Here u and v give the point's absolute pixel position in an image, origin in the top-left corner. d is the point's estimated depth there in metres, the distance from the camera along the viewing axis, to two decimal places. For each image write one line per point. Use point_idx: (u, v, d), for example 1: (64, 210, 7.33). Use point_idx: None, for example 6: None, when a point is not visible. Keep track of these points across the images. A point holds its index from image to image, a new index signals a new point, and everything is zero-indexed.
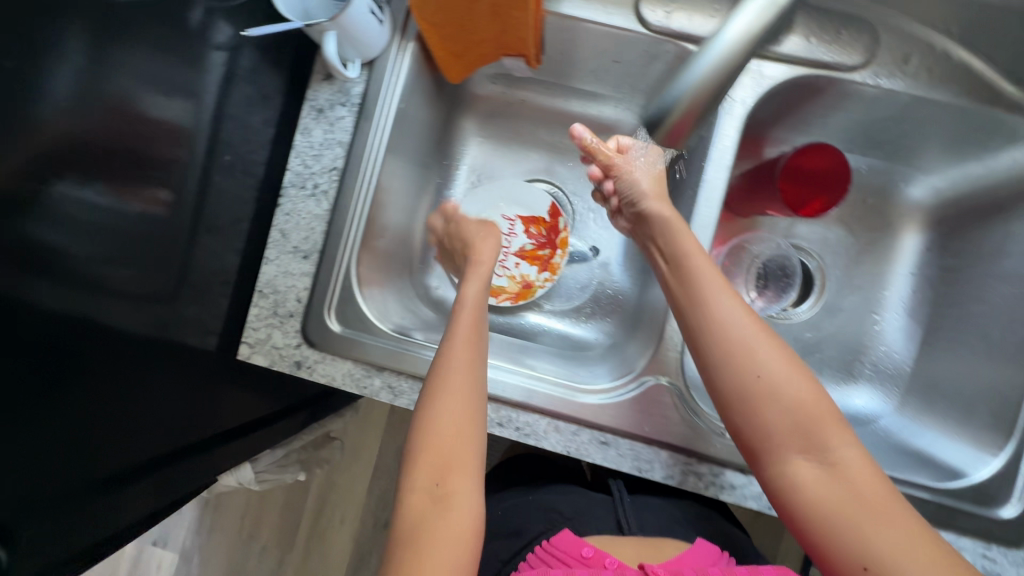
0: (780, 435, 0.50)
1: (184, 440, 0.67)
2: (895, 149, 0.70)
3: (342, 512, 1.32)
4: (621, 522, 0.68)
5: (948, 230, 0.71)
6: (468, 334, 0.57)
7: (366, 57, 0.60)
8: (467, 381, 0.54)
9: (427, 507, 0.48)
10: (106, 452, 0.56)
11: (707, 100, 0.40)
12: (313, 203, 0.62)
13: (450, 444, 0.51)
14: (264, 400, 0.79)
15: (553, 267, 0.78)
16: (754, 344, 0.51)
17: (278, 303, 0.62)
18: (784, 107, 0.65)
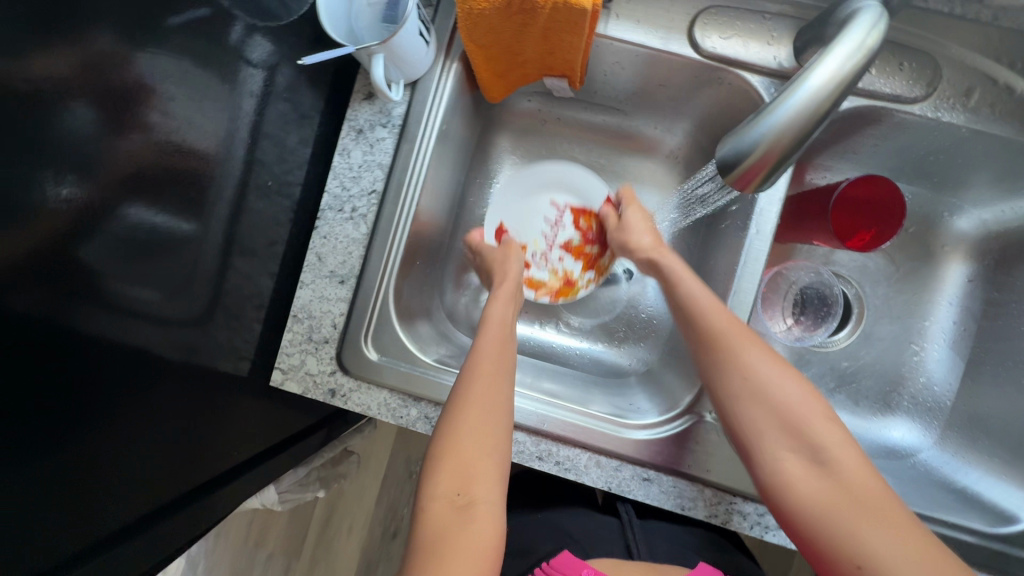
0: (768, 434, 0.49)
1: (206, 472, 0.65)
2: (942, 179, 0.68)
3: (351, 521, 1.31)
4: (632, 547, 0.66)
5: (993, 263, 0.70)
6: (496, 356, 0.57)
7: (410, 77, 0.58)
8: (489, 401, 0.52)
9: (449, 518, 0.45)
10: (122, 476, 0.55)
11: (789, 144, 0.37)
12: (351, 226, 0.60)
13: (472, 450, 0.49)
14: (289, 419, 0.77)
15: (599, 267, 0.72)
16: (737, 345, 0.52)
17: (313, 328, 0.60)
18: (835, 135, 0.64)
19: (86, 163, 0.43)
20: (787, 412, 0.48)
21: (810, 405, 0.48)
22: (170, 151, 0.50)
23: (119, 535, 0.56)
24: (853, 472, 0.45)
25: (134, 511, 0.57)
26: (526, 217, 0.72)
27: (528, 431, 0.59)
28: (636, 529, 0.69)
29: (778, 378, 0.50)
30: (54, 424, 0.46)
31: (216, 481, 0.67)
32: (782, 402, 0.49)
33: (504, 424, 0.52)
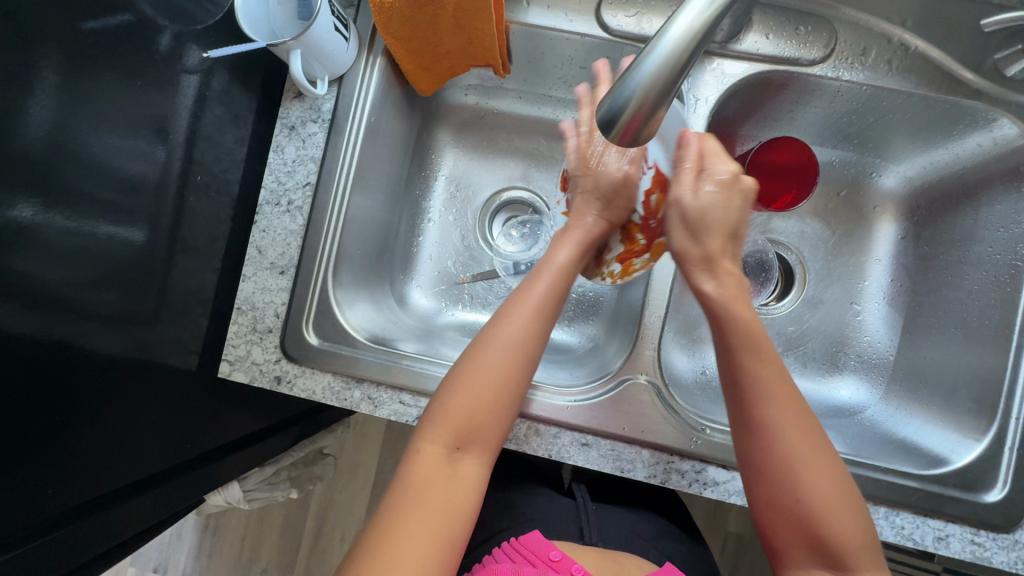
0: (781, 521, 0.48)
1: (174, 460, 0.67)
2: (863, 140, 0.71)
3: (342, 531, 1.31)
4: (583, 528, 0.67)
5: (922, 218, 0.71)
6: (524, 329, 0.53)
7: (334, 73, 0.61)
8: (508, 372, 0.51)
9: (437, 467, 0.49)
10: (86, 472, 0.57)
11: (660, 97, 0.40)
12: (288, 218, 0.63)
13: (477, 419, 0.51)
14: (256, 419, 0.78)
15: (627, 267, 0.62)
16: (778, 423, 0.48)
17: (256, 319, 0.62)
18: (748, 105, 0.66)
19: (26, 169, 0.46)
20: (815, 510, 0.46)
21: (839, 504, 0.46)
22: (103, 152, 0.52)
23: (87, 519, 0.58)
24: (860, 564, 0.46)
25: (102, 494, 0.59)
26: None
27: None
28: (590, 513, 0.70)
29: (813, 475, 0.47)
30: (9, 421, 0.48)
31: (188, 466, 0.69)
32: (810, 494, 0.47)
33: (518, 394, 0.52)
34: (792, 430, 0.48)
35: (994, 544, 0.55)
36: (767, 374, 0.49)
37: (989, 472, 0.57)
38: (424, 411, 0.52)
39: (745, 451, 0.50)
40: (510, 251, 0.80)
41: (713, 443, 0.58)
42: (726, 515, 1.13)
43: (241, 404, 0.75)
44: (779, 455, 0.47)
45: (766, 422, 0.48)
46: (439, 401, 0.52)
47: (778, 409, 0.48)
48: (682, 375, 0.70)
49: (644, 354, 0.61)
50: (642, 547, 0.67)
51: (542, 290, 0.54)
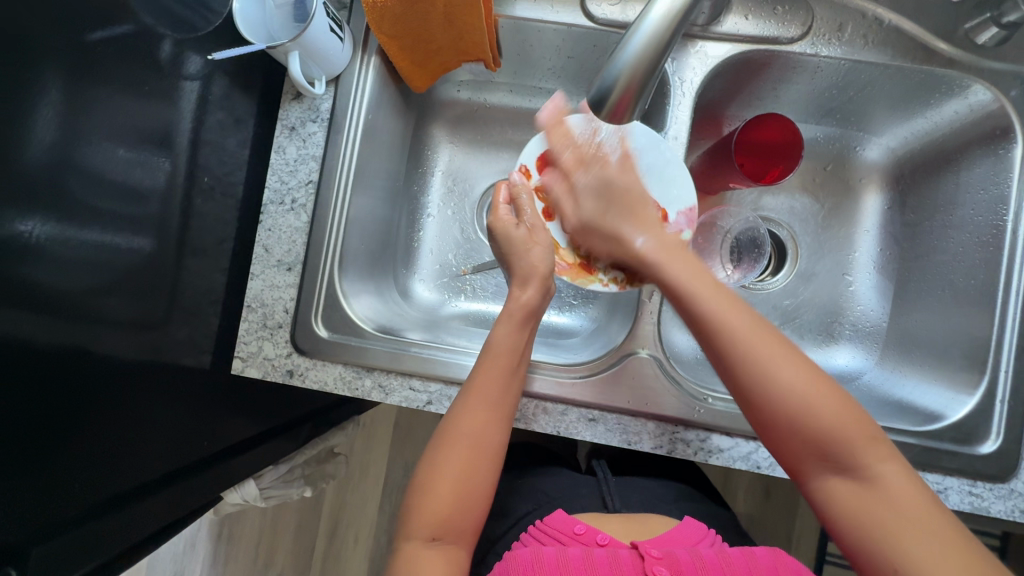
0: (776, 431, 0.49)
1: (195, 457, 0.68)
2: (845, 115, 0.73)
3: (357, 531, 1.33)
4: (606, 498, 0.69)
5: (906, 186, 0.73)
6: (477, 413, 0.56)
7: (331, 73, 0.63)
8: (467, 460, 0.54)
9: (423, 561, 0.51)
10: (109, 471, 0.59)
11: (645, 76, 0.42)
12: (292, 216, 0.65)
13: (448, 506, 0.53)
14: (274, 416, 0.79)
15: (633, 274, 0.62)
16: (738, 335, 0.50)
17: (267, 315, 0.64)
18: (732, 85, 0.68)
19: (34, 176, 0.48)
20: (801, 412, 0.47)
21: (820, 398, 0.47)
22: (109, 159, 0.54)
23: (115, 515, 0.61)
24: (866, 457, 0.46)
25: (124, 493, 0.61)
26: None
27: None
28: (611, 485, 0.72)
29: (786, 372, 0.48)
30: (29, 424, 0.51)
31: (212, 461, 0.71)
32: (790, 395, 0.48)
33: (488, 471, 0.55)
34: (750, 337, 0.49)
35: (990, 494, 0.57)
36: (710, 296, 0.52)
37: (983, 425, 0.58)
38: (400, 510, 0.55)
39: (723, 371, 0.51)
40: None
41: (715, 411, 0.60)
42: (735, 493, 1.15)
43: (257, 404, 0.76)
44: (740, 366, 0.49)
45: (726, 335, 0.50)
46: (416, 497, 0.54)
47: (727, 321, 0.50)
48: (683, 352, 0.73)
49: (646, 329, 0.63)
50: (664, 510, 0.69)
51: (487, 378, 0.57)
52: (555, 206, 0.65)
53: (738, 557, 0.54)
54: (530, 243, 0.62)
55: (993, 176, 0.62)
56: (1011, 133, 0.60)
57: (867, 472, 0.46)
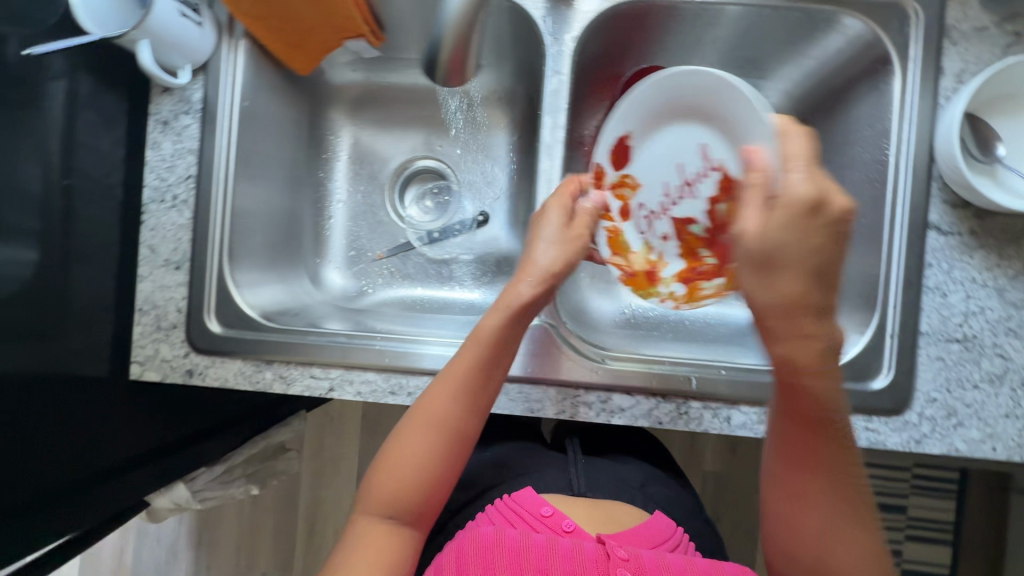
0: (793, 537, 0.49)
1: (123, 453, 0.65)
2: (739, 63, 0.72)
3: (334, 524, 1.33)
4: (571, 479, 0.68)
5: (806, 130, 0.73)
6: (450, 415, 0.55)
7: (195, 61, 0.61)
8: (438, 460, 0.55)
9: (372, 535, 0.53)
10: (18, 467, 0.55)
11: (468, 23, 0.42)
12: (175, 213, 0.63)
13: (405, 491, 0.54)
14: (212, 408, 0.76)
15: (697, 287, 0.64)
16: (834, 469, 0.48)
17: (160, 317, 0.63)
18: (618, 42, 0.67)
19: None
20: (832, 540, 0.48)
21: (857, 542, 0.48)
22: None
23: (30, 513, 0.57)
24: None
25: (50, 496, 0.58)
26: (659, 159, 0.65)
27: (377, 370, 0.62)
28: (579, 465, 0.71)
29: (847, 514, 0.48)
30: None
31: (143, 458, 0.67)
32: (832, 528, 0.48)
33: (450, 470, 0.56)
34: (843, 476, 0.48)
35: (887, 428, 0.58)
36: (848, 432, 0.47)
37: (875, 359, 0.59)
38: (364, 476, 0.56)
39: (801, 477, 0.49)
40: (421, 220, 0.82)
41: (614, 372, 0.60)
42: (703, 453, 1.17)
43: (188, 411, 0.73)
44: (818, 489, 0.48)
45: (830, 464, 0.48)
46: (371, 481, 0.55)
47: (835, 456, 0.48)
48: (604, 315, 0.73)
49: None
50: (630, 494, 0.69)
51: (469, 400, 0.55)
52: (629, 207, 0.67)
53: (705, 566, 0.54)
54: (566, 233, 0.58)
55: (875, 111, 0.61)
56: (889, 65, 0.59)
57: None
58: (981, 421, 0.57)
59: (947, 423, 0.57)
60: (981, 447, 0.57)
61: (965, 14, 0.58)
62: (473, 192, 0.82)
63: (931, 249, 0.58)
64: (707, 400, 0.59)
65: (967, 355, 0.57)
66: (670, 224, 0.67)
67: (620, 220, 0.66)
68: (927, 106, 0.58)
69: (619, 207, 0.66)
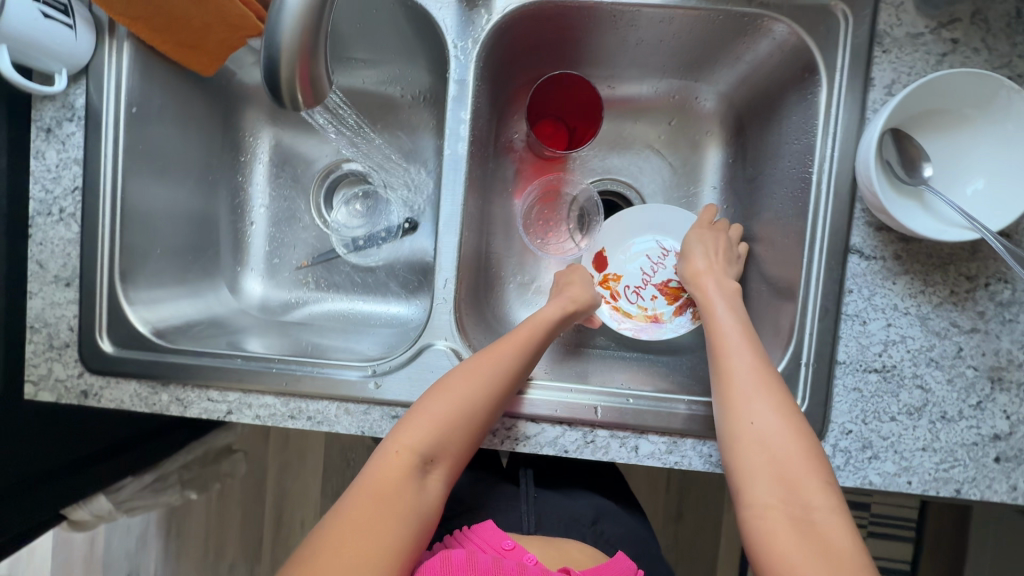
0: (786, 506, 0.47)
1: (27, 474, 0.63)
2: (674, 64, 0.68)
3: (301, 515, 1.31)
4: (523, 518, 0.66)
5: (743, 138, 0.69)
6: (488, 375, 0.54)
7: (74, 66, 0.57)
8: (478, 414, 0.54)
9: (396, 479, 0.51)
10: None
11: (310, 34, 0.39)
12: (63, 227, 0.60)
13: (440, 437, 0.53)
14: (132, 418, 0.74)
15: None
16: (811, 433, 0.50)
17: (51, 335, 0.61)
18: (533, 39, 0.64)
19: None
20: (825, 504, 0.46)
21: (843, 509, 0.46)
22: None
23: None
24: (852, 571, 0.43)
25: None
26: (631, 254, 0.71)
27: (275, 394, 0.59)
28: (531, 499, 0.68)
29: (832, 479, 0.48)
30: None
31: (51, 477, 0.65)
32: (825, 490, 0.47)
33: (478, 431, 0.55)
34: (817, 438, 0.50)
35: None
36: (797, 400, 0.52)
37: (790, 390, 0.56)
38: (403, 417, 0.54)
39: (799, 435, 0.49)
40: (346, 225, 0.78)
41: (518, 399, 0.57)
42: None
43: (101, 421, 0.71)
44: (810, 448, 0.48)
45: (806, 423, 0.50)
46: (404, 422, 0.54)
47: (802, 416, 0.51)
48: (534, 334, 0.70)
49: (440, 320, 0.59)
50: (579, 534, 0.65)
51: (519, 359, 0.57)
52: (616, 291, 0.70)
53: None
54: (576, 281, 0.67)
55: (803, 124, 0.57)
56: (816, 74, 0.55)
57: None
58: (897, 454, 0.55)
59: (861, 455, 0.55)
60: (895, 481, 0.55)
61: (899, 19, 0.53)
62: (403, 191, 0.78)
63: (851, 274, 0.54)
64: (615, 427, 0.57)
65: (885, 386, 0.55)
66: (658, 285, 0.70)
67: (616, 300, 0.70)
68: (852, 121, 0.54)
69: (610, 291, 0.70)
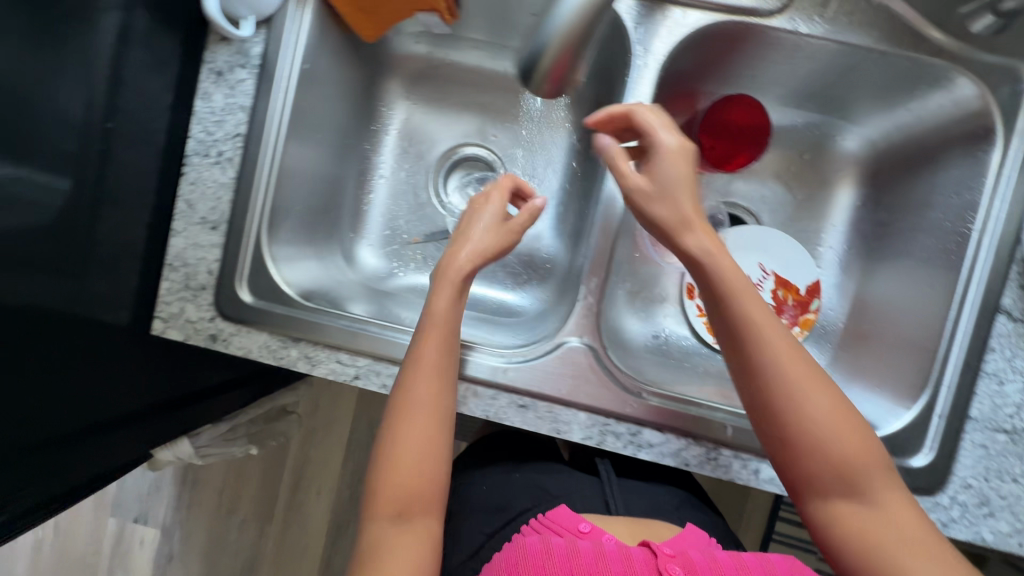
0: (814, 488, 0.45)
1: (129, 412, 0.64)
2: (826, 101, 0.69)
3: (319, 484, 1.27)
4: (608, 502, 0.66)
5: (882, 182, 0.70)
6: (438, 353, 0.52)
7: (260, 14, 0.57)
8: (430, 388, 0.51)
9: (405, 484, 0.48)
10: (39, 420, 0.54)
11: (579, 37, 0.42)
12: (218, 170, 0.60)
13: (423, 419, 0.50)
14: (214, 367, 0.77)
15: (805, 321, 0.70)
16: (802, 381, 0.45)
17: (189, 275, 0.61)
18: (706, 58, 0.64)
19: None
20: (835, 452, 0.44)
21: (864, 454, 0.44)
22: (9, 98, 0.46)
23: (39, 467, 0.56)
24: (880, 492, 0.44)
25: (53, 436, 0.56)
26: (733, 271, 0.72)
27: None
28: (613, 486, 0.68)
29: (843, 436, 0.44)
30: None
31: (143, 417, 0.67)
32: (837, 445, 0.44)
33: (449, 393, 0.52)
34: (827, 399, 0.45)
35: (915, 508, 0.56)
36: (790, 351, 0.46)
37: (916, 439, 0.57)
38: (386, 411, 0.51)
39: (807, 402, 0.45)
40: None
41: (648, 406, 0.58)
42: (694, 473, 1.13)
43: (193, 363, 0.73)
44: (820, 414, 0.44)
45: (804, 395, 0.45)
46: (392, 426, 0.50)
47: (808, 384, 0.45)
48: (637, 339, 0.71)
49: (582, 319, 0.61)
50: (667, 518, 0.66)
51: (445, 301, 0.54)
52: None
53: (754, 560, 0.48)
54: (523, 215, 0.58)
55: (967, 180, 0.59)
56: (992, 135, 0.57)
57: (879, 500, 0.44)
58: (1013, 515, 0.55)
59: (977, 511, 0.55)
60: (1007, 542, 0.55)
61: None
62: (526, 181, 0.79)
63: (997, 334, 0.56)
64: (740, 448, 0.58)
65: (1012, 448, 0.56)
66: None
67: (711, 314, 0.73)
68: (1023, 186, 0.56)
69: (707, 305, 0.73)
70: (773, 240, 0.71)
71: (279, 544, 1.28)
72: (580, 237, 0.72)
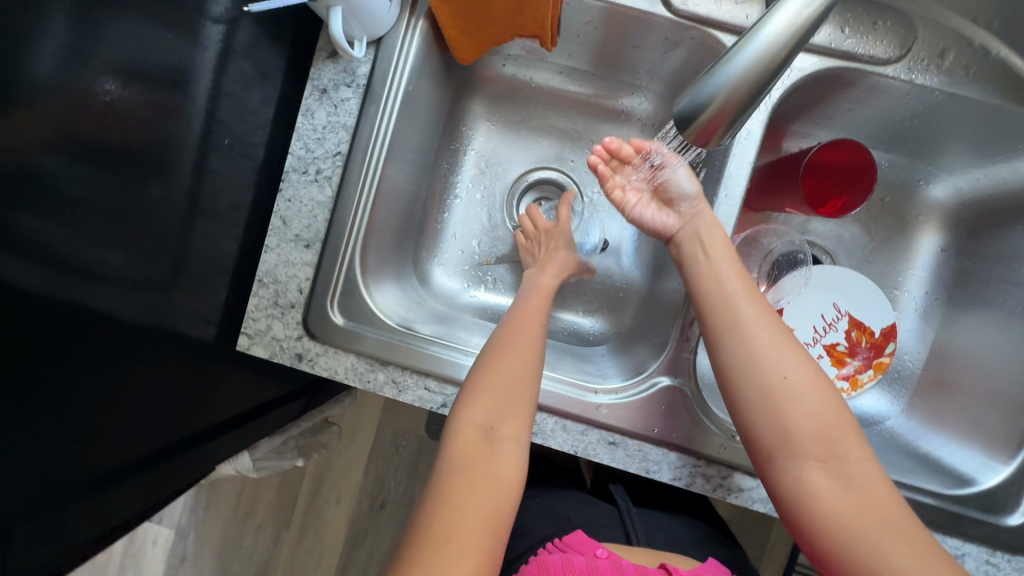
0: (796, 408, 0.46)
1: (194, 430, 0.63)
2: (919, 146, 0.68)
3: (339, 490, 1.17)
4: (630, 532, 0.62)
5: (969, 231, 0.70)
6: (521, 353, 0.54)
7: (372, 35, 0.57)
8: (510, 374, 0.53)
9: (474, 447, 0.48)
10: (117, 438, 0.53)
11: (745, 99, 0.40)
12: (316, 188, 0.59)
13: (490, 401, 0.51)
14: (273, 383, 0.76)
15: (879, 365, 0.69)
16: (775, 346, 0.48)
17: (279, 293, 0.60)
18: (811, 99, 0.63)
19: (48, 101, 0.39)
20: (806, 412, 0.46)
21: (836, 422, 0.46)
22: (126, 110, 0.45)
23: (114, 485, 0.55)
24: (850, 451, 0.45)
25: (128, 456, 0.55)
26: (806, 310, 0.70)
27: None
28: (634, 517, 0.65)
29: (818, 405, 0.46)
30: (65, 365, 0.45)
31: (206, 434, 0.66)
32: (815, 414, 0.46)
33: (530, 390, 0.53)
34: (807, 374, 0.48)
35: (1008, 565, 0.56)
36: (771, 331, 0.49)
37: (1012, 497, 0.57)
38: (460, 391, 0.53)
39: (784, 373, 0.47)
40: None
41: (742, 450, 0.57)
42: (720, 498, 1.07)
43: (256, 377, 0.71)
44: (796, 386, 0.47)
45: (780, 363, 0.48)
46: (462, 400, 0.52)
47: (793, 356, 0.48)
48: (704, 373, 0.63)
49: (680, 359, 0.60)
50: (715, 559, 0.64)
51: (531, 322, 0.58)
52: None
53: None
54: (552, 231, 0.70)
55: None
56: None
57: (850, 465, 0.45)
58: None
59: None
60: None
61: None
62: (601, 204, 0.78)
63: None
64: None
65: None
66: (826, 347, 0.69)
67: None
68: None
69: None
70: (847, 281, 0.70)
71: (296, 553, 1.17)
72: (662, 269, 0.71)
